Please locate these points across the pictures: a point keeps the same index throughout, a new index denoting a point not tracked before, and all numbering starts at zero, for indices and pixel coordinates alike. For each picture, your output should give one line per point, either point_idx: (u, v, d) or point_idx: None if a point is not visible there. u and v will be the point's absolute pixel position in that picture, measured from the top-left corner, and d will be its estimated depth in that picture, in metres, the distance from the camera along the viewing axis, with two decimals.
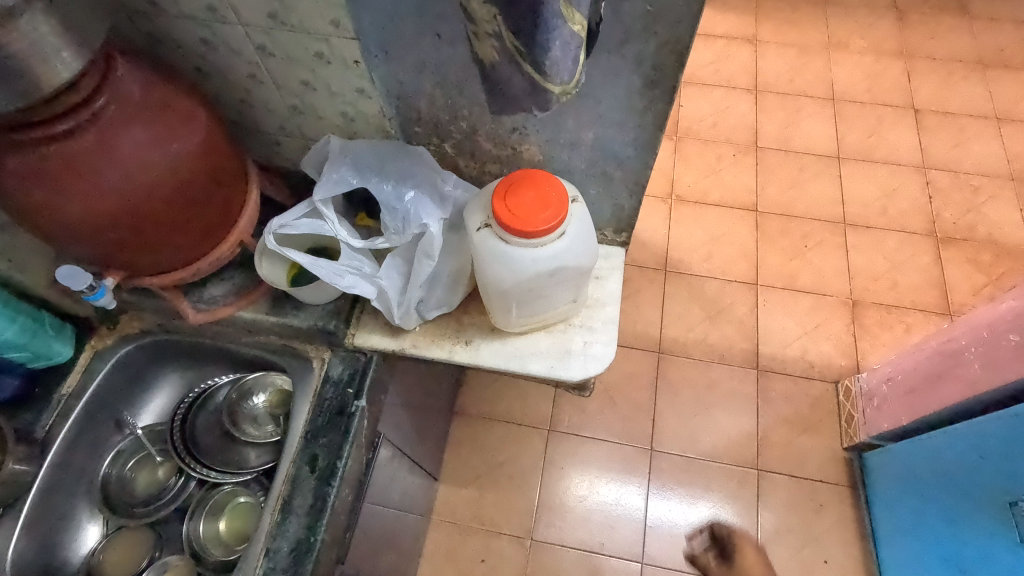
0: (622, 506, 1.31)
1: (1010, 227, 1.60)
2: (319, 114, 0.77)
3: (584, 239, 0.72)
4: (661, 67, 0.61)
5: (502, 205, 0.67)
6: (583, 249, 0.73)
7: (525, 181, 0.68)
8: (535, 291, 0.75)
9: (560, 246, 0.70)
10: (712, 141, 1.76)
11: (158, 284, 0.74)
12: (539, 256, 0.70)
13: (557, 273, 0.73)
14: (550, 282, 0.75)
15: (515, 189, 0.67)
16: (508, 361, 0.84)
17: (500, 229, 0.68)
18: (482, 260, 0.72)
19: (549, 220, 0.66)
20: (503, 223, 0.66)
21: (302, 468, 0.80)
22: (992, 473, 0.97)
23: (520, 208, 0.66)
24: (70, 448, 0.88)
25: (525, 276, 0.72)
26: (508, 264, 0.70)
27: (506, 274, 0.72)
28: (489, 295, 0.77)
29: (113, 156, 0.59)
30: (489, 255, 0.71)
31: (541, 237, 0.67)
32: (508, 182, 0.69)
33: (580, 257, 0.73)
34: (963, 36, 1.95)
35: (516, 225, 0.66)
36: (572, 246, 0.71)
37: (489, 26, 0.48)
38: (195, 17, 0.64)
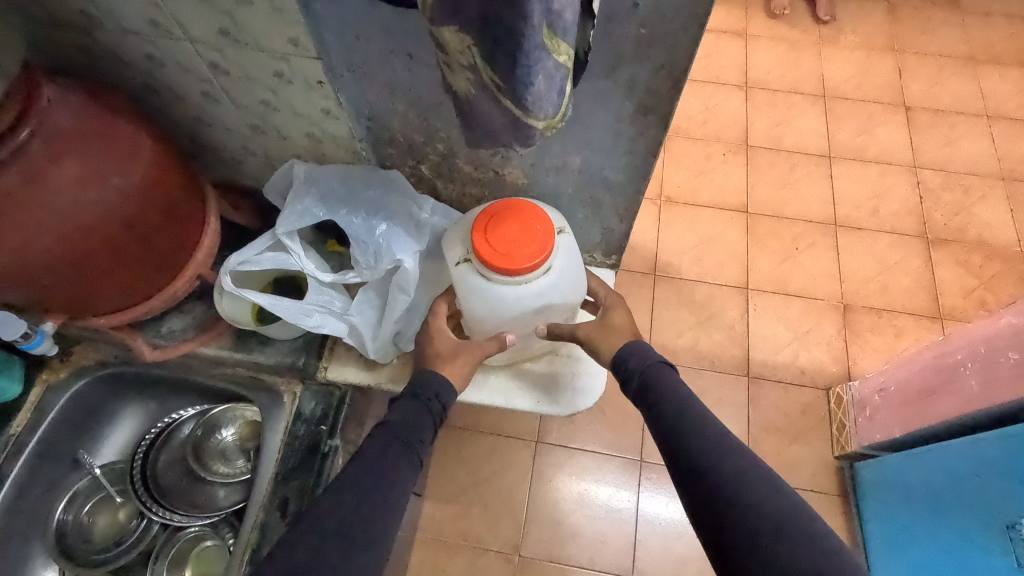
0: (610, 518, 1.26)
1: (1000, 229, 1.58)
2: (283, 135, 0.70)
3: (571, 272, 0.67)
4: (655, 92, 0.56)
5: (482, 240, 0.61)
6: (571, 282, 0.68)
7: (507, 212, 0.62)
8: (521, 325, 0.70)
9: (546, 283, 0.65)
10: (701, 139, 1.71)
11: (107, 324, 0.69)
12: (524, 292, 0.64)
13: (543, 309, 0.68)
14: (536, 317, 0.70)
15: (496, 221, 0.62)
16: (492, 396, 0.80)
17: (480, 265, 0.63)
18: (462, 296, 0.67)
19: (534, 257, 0.61)
20: (484, 261, 0.61)
21: (271, 514, 0.75)
22: (986, 493, 0.94)
23: (502, 243, 0.61)
24: (21, 490, 0.82)
25: (509, 313, 0.66)
26: (490, 302, 0.65)
27: (488, 311, 0.66)
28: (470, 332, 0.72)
29: (42, 194, 0.53)
30: (469, 291, 0.65)
31: (525, 274, 0.62)
32: (490, 212, 0.63)
33: (567, 291, 0.68)
34: (954, 31, 1.92)
35: (498, 263, 0.60)
36: (558, 281, 0.66)
37: (463, 57, 0.42)
38: (136, 33, 0.58)
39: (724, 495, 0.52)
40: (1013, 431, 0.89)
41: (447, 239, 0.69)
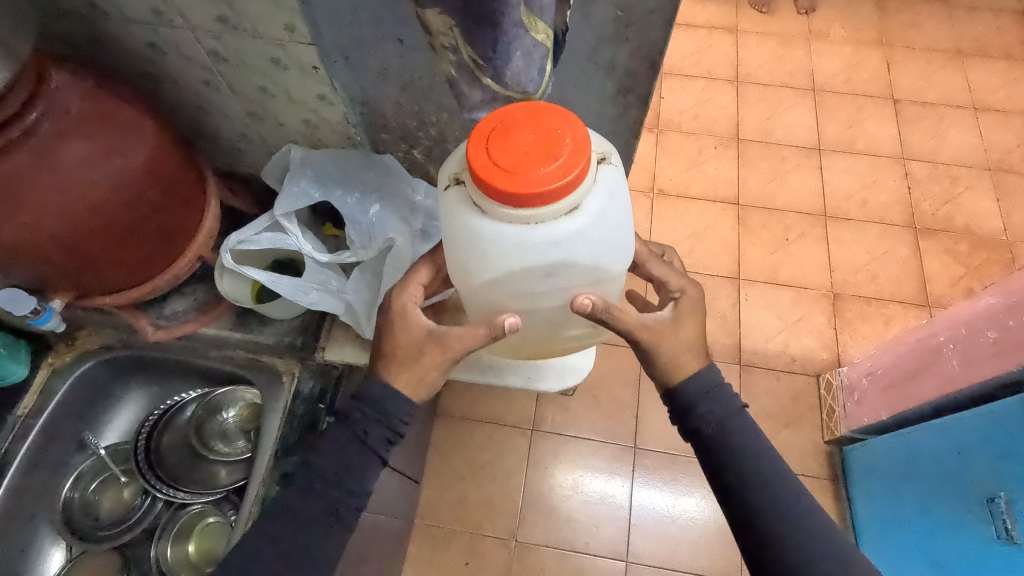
0: (607, 504, 1.28)
1: (987, 218, 1.60)
2: (280, 121, 0.73)
3: (603, 222, 0.53)
4: (634, 73, 0.59)
5: (483, 151, 0.47)
6: (600, 236, 0.53)
7: (522, 115, 0.48)
8: (525, 289, 0.57)
9: (565, 231, 0.51)
10: (693, 133, 1.74)
11: (113, 302, 0.72)
12: (533, 239, 0.51)
13: (556, 270, 0.54)
14: (546, 282, 0.56)
15: (508, 129, 0.47)
16: (484, 373, 0.82)
17: (479, 189, 0.48)
18: (454, 234, 0.54)
19: (551, 180, 0.46)
20: (479, 179, 0.47)
21: (271, 488, 0.77)
22: (967, 468, 0.94)
23: (505, 157, 0.47)
24: (28, 469, 0.84)
25: (511, 265, 0.53)
26: (487, 245, 0.52)
27: (484, 258, 0.53)
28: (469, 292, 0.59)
29: (50, 172, 0.56)
30: (464, 225, 0.53)
31: (532, 207, 0.47)
32: (504, 115, 0.48)
33: (593, 251, 0.54)
34: (942, 25, 1.95)
35: (495, 183, 0.46)
36: (582, 230, 0.52)
37: (445, 38, 0.45)
38: (139, 21, 0.60)
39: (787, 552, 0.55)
40: (995, 407, 0.89)
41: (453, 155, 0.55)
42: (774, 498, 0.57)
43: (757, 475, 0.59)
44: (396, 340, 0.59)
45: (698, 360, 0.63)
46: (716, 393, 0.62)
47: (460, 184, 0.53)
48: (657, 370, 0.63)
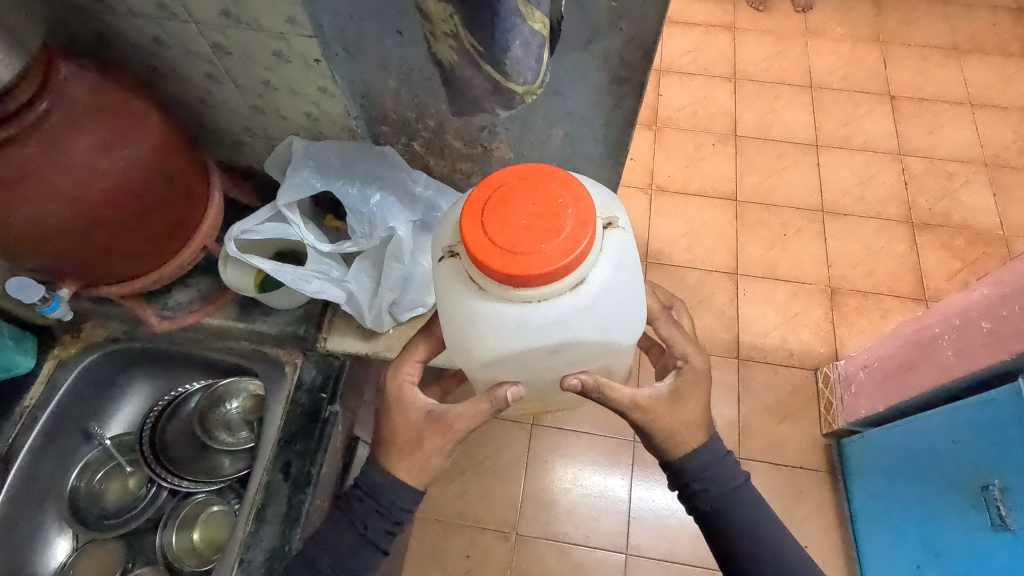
0: (607, 497, 1.27)
1: (984, 213, 1.61)
2: (282, 114, 0.74)
3: (609, 293, 0.55)
4: (628, 63, 0.61)
5: (478, 228, 0.50)
6: (606, 308, 0.56)
7: (517, 190, 0.50)
8: (531, 361, 0.59)
9: (570, 306, 0.53)
10: (691, 130, 1.75)
11: (118, 292, 0.73)
12: (537, 318, 0.54)
13: (562, 345, 0.57)
14: (552, 354, 0.58)
15: (504, 203, 0.50)
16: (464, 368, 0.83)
17: (477, 267, 0.51)
18: (454, 311, 0.57)
19: (548, 257, 0.48)
20: (475, 256, 0.49)
21: (275, 475, 0.78)
22: (962, 458, 0.94)
23: (501, 236, 0.49)
24: (36, 459, 0.86)
25: (514, 342, 0.56)
26: (490, 324, 0.55)
27: (486, 337, 0.56)
28: (475, 365, 0.61)
29: (57, 163, 0.58)
30: (464, 304, 0.55)
31: (535, 287, 0.50)
32: (500, 191, 0.51)
33: (601, 323, 0.56)
34: (938, 23, 1.96)
35: (495, 265, 0.49)
36: (587, 303, 0.54)
37: (446, 25, 0.46)
38: (145, 15, 0.62)
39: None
40: (989, 397, 0.88)
41: (448, 227, 0.57)
42: (775, 559, 0.64)
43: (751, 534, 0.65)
44: (393, 428, 0.63)
45: (694, 437, 0.65)
46: (717, 470, 0.66)
47: (455, 258, 0.55)
48: (655, 444, 0.65)
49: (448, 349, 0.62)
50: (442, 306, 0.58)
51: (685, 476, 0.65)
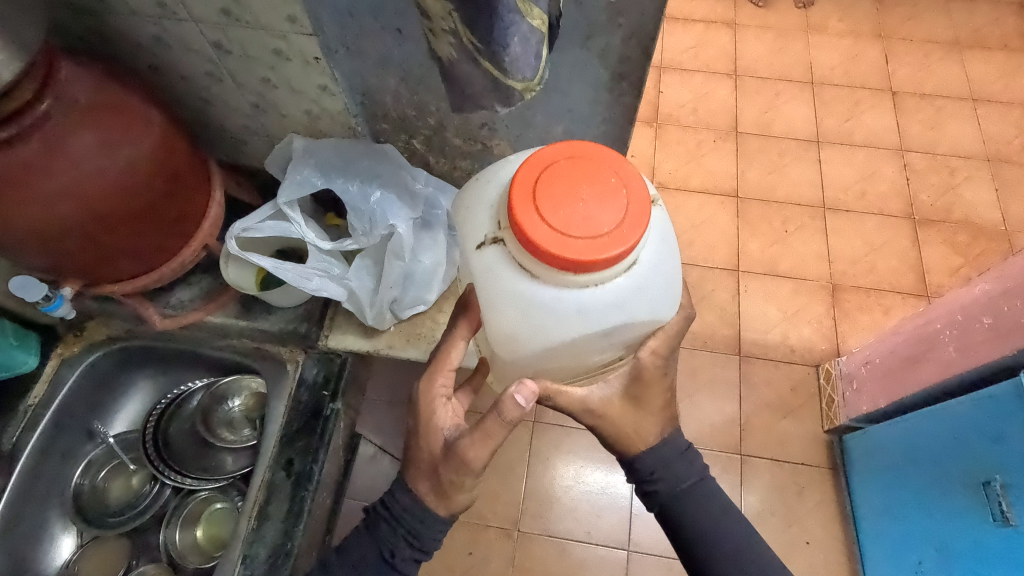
0: (608, 494, 1.27)
1: (986, 209, 1.60)
2: (282, 113, 0.75)
3: (656, 273, 0.56)
4: (627, 60, 0.61)
5: (536, 216, 0.49)
6: (656, 287, 0.57)
7: (565, 174, 0.51)
8: (582, 350, 0.59)
9: (626, 287, 0.54)
10: (692, 127, 1.75)
11: (121, 291, 0.74)
12: (595, 301, 0.53)
13: (615, 329, 0.57)
14: (604, 339, 0.58)
15: (555, 189, 0.50)
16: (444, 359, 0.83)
17: (535, 256, 0.50)
18: (506, 302, 0.55)
19: (610, 239, 0.49)
20: (540, 245, 0.49)
21: (276, 473, 0.79)
22: (964, 452, 0.94)
23: (555, 220, 0.49)
24: (40, 457, 0.87)
25: (573, 329, 0.55)
26: (547, 312, 0.54)
27: (544, 326, 0.55)
28: (528, 356, 0.60)
29: (61, 161, 0.58)
30: (518, 294, 0.54)
31: (591, 270, 0.50)
32: (548, 177, 0.51)
33: (651, 304, 0.57)
34: (940, 18, 1.96)
35: (552, 249, 0.48)
36: (640, 282, 0.55)
37: (444, 22, 0.46)
38: (145, 15, 0.62)
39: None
40: (991, 392, 0.88)
41: (484, 216, 0.56)
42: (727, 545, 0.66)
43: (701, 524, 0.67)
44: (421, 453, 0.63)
45: (644, 436, 0.67)
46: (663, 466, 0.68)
47: (502, 244, 0.54)
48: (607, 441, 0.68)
49: (494, 343, 0.60)
50: (490, 299, 0.56)
51: (639, 476, 0.69)
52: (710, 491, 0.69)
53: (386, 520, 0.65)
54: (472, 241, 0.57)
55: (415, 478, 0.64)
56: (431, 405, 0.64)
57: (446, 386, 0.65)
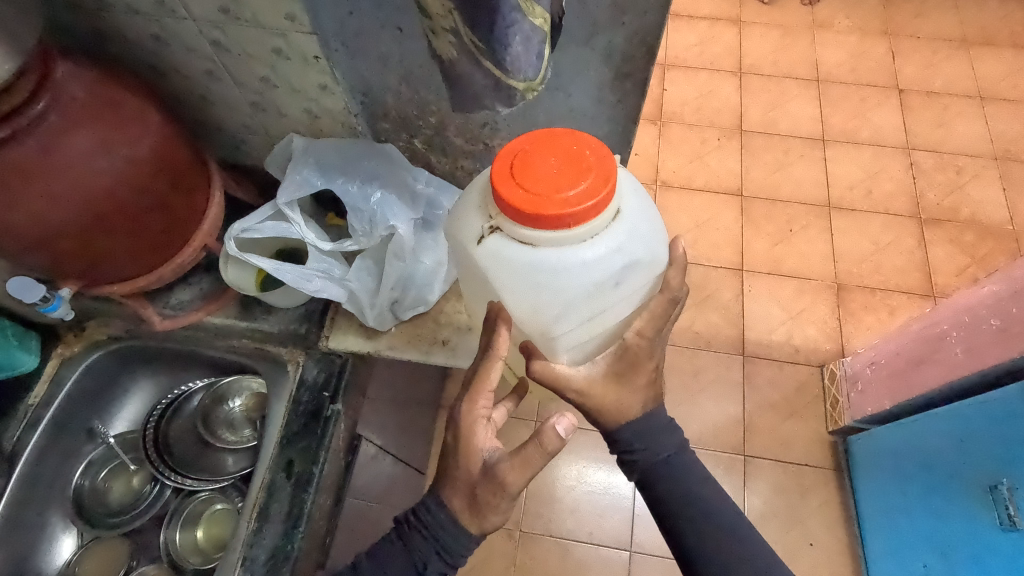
0: (611, 495, 1.26)
1: (993, 208, 1.58)
2: (282, 112, 0.74)
3: (641, 214, 0.58)
4: (631, 58, 0.60)
5: (515, 189, 0.50)
6: (645, 229, 0.58)
7: (534, 149, 0.52)
8: (598, 305, 0.59)
9: (620, 232, 0.55)
10: (696, 125, 1.74)
11: (120, 291, 0.73)
12: (596, 253, 0.54)
13: (623, 275, 0.58)
14: (615, 290, 0.59)
15: (525, 162, 0.51)
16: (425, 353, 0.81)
17: (526, 226, 0.51)
18: (515, 277, 0.56)
19: (594, 188, 0.50)
20: (529, 212, 0.49)
21: (276, 475, 0.78)
22: (972, 457, 0.92)
23: (542, 187, 0.50)
24: (40, 458, 0.86)
25: (584, 284, 0.56)
26: (555, 274, 0.55)
27: (556, 287, 0.56)
28: (545, 329, 0.60)
29: (58, 161, 0.58)
30: (523, 267, 0.55)
31: (588, 221, 0.51)
32: (512, 155, 0.52)
33: (646, 243, 0.58)
34: (947, 15, 1.94)
35: (550, 211, 0.49)
36: (630, 227, 0.56)
37: (445, 21, 0.45)
38: (143, 13, 0.61)
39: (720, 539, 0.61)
40: (1000, 395, 0.87)
41: (472, 210, 0.57)
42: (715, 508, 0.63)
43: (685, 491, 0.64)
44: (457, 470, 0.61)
45: (629, 411, 0.64)
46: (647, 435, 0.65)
47: (499, 231, 0.54)
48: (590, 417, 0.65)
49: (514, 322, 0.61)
50: (499, 281, 0.57)
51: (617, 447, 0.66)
52: (688, 464, 0.66)
53: (421, 535, 0.64)
54: (467, 237, 0.57)
55: (449, 493, 0.62)
56: (473, 427, 0.61)
57: (488, 407, 0.62)
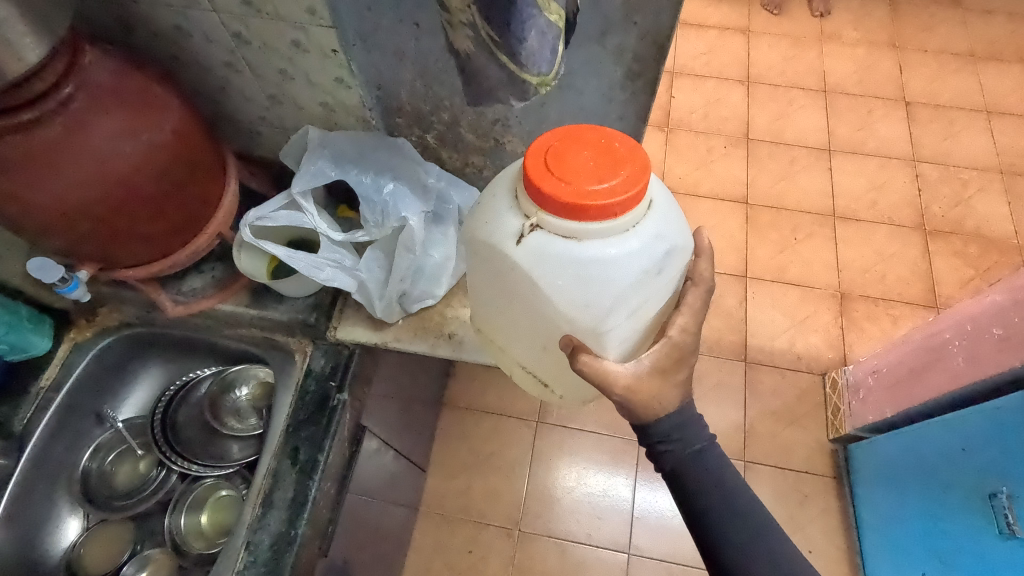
0: (610, 497, 1.25)
1: (998, 221, 1.59)
2: (299, 104, 0.76)
3: (671, 203, 0.59)
4: (642, 58, 0.62)
5: (557, 183, 0.51)
6: (676, 217, 0.59)
7: (565, 144, 0.53)
8: (643, 296, 0.60)
9: (657, 220, 0.57)
10: (703, 132, 1.75)
11: (135, 276, 0.75)
12: (640, 241, 0.55)
13: (665, 263, 0.59)
14: (659, 279, 0.60)
15: (561, 156, 0.52)
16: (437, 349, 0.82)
17: (570, 220, 0.52)
18: (562, 272, 0.56)
19: (635, 179, 0.51)
20: (573, 206, 0.50)
21: (282, 462, 0.78)
22: (970, 465, 0.92)
23: (583, 179, 0.51)
24: (49, 439, 0.88)
25: (630, 273, 0.57)
26: (602, 266, 0.55)
27: (604, 279, 0.56)
28: (597, 325, 0.60)
29: (83, 145, 0.59)
30: (570, 262, 0.55)
31: (631, 210, 0.52)
32: (546, 151, 0.53)
33: (680, 230, 0.60)
34: (955, 29, 1.95)
35: (595, 201, 0.50)
36: (663, 215, 0.58)
37: (463, 15, 0.46)
38: (168, 4, 0.63)
39: (752, 539, 0.58)
40: (996, 405, 0.88)
41: (504, 210, 0.57)
42: (747, 507, 0.59)
43: (717, 489, 0.60)
44: None
45: (665, 404, 0.59)
46: (683, 427, 0.60)
47: (541, 229, 0.54)
48: (623, 410, 0.60)
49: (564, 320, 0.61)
50: (544, 279, 0.57)
51: (648, 437, 0.61)
52: (719, 459, 0.61)
53: None
54: (504, 239, 0.57)
55: None
56: None
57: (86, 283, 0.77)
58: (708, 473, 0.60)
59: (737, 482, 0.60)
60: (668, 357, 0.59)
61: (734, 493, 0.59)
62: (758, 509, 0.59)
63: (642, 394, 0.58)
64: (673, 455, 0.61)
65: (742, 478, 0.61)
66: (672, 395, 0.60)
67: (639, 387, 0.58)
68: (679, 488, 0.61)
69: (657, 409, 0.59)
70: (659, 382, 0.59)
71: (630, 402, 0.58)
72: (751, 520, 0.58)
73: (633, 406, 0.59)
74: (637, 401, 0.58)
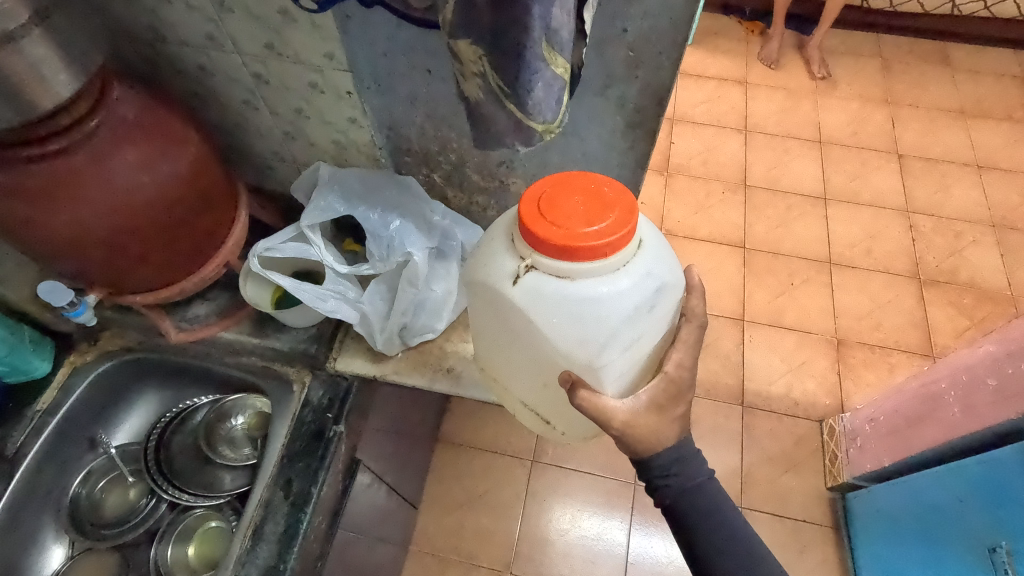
0: (604, 541, 1.23)
1: (991, 272, 1.61)
2: (311, 141, 0.79)
3: (660, 242, 0.61)
4: (643, 109, 0.65)
5: (548, 225, 0.53)
6: (665, 256, 0.61)
7: (555, 190, 0.55)
8: (636, 332, 0.61)
9: (647, 258, 0.59)
10: (702, 177, 1.80)
11: (142, 302, 0.76)
12: (631, 279, 0.57)
13: (656, 300, 0.60)
14: (652, 315, 0.61)
15: (553, 201, 0.54)
16: (434, 381, 0.82)
17: (562, 262, 0.54)
18: (556, 310, 0.58)
19: (623, 222, 0.53)
20: (565, 248, 0.52)
21: (275, 493, 0.77)
22: (968, 517, 0.91)
23: (574, 222, 0.53)
24: (39, 465, 0.87)
25: (623, 310, 0.58)
26: (595, 304, 0.57)
27: (597, 315, 0.58)
28: (594, 362, 0.61)
29: (102, 175, 0.61)
30: (565, 299, 0.57)
31: (622, 250, 0.54)
32: (538, 197, 0.55)
33: (671, 267, 0.61)
34: (945, 87, 2.03)
35: (586, 243, 0.52)
36: (653, 254, 0.60)
37: (474, 66, 0.48)
38: (194, 45, 0.67)
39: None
40: (993, 457, 0.87)
41: (499, 253, 0.60)
42: (745, 544, 0.59)
43: (714, 525, 0.59)
44: None
45: (663, 440, 0.60)
46: (681, 463, 0.60)
47: (536, 270, 0.56)
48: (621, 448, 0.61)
49: (562, 357, 0.62)
50: (539, 317, 0.59)
51: (646, 472, 0.61)
52: (719, 494, 0.61)
53: None
54: (501, 279, 0.59)
55: None
56: None
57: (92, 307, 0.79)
58: (706, 509, 0.60)
59: (736, 517, 0.60)
60: (666, 397, 0.60)
61: (732, 529, 0.59)
62: (757, 545, 0.59)
63: (641, 431, 0.59)
64: (668, 491, 0.61)
65: (742, 515, 0.61)
66: (671, 431, 0.60)
67: (637, 425, 0.58)
68: (677, 525, 0.61)
69: (657, 446, 0.59)
70: (657, 421, 0.59)
71: (628, 438, 0.59)
72: (749, 556, 0.58)
73: (630, 442, 0.59)
74: (635, 437, 0.59)
